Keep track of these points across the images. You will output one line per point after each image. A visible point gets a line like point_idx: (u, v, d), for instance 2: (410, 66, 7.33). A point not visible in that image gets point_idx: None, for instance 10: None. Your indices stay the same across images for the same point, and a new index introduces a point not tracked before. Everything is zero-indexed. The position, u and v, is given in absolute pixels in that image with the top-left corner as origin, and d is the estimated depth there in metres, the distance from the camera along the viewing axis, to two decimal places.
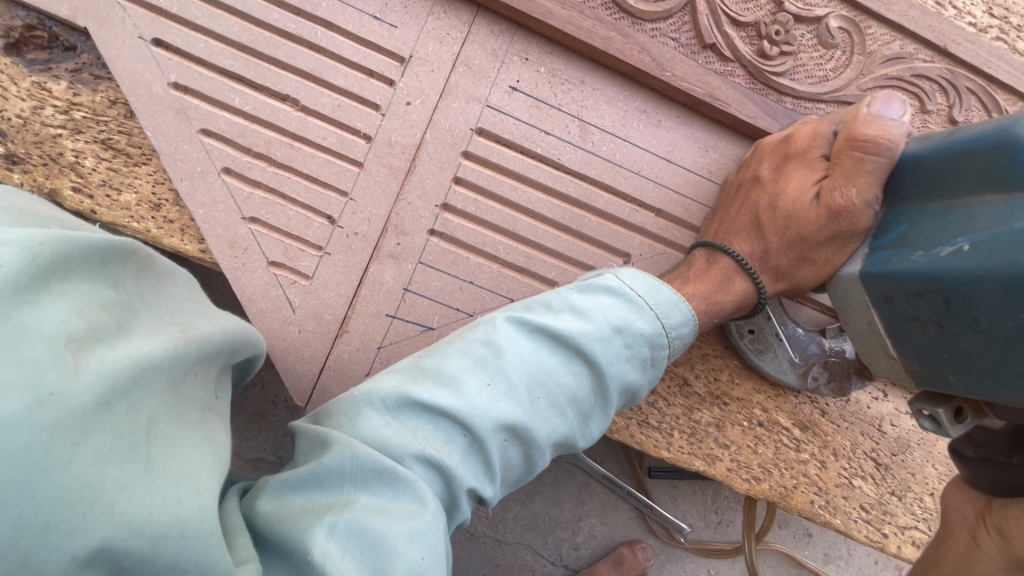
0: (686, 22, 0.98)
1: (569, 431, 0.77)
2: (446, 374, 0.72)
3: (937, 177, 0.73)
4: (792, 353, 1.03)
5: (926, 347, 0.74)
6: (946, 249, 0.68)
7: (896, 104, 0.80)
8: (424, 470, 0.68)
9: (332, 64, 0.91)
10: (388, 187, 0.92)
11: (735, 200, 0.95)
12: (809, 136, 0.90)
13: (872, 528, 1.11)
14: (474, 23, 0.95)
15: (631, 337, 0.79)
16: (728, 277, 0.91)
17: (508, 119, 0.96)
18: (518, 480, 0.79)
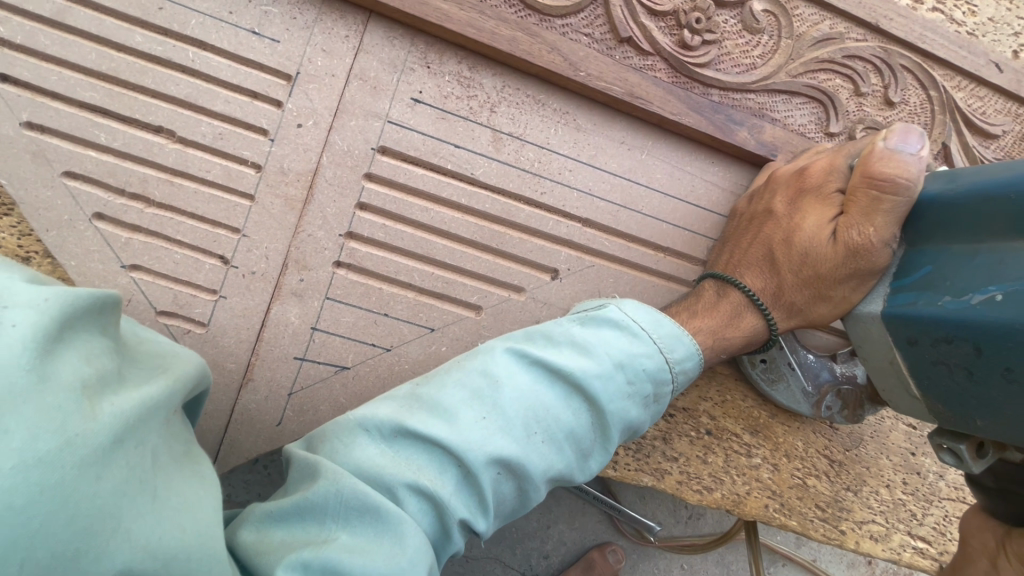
0: (599, 15, 0.91)
1: (567, 466, 0.70)
2: (445, 404, 0.65)
3: (967, 219, 0.68)
4: (805, 381, 1.02)
5: (954, 392, 0.69)
6: (977, 297, 0.64)
7: (914, 138, 0.76)
8: (414, 505, 0.62)
9: (210, 88, 0.83)
10: (285, 219, 0.85)
11: (748, 233, 0.90)
12: (824, 170, 0.84)
13: (829, 526, 1.08)
14: (366, 31, 0.87)
15: (633, 373, 0.73)
16: (737, 312, 0.85)
17: (412, 135, 0.88)
18: (513, 514, 0.72)
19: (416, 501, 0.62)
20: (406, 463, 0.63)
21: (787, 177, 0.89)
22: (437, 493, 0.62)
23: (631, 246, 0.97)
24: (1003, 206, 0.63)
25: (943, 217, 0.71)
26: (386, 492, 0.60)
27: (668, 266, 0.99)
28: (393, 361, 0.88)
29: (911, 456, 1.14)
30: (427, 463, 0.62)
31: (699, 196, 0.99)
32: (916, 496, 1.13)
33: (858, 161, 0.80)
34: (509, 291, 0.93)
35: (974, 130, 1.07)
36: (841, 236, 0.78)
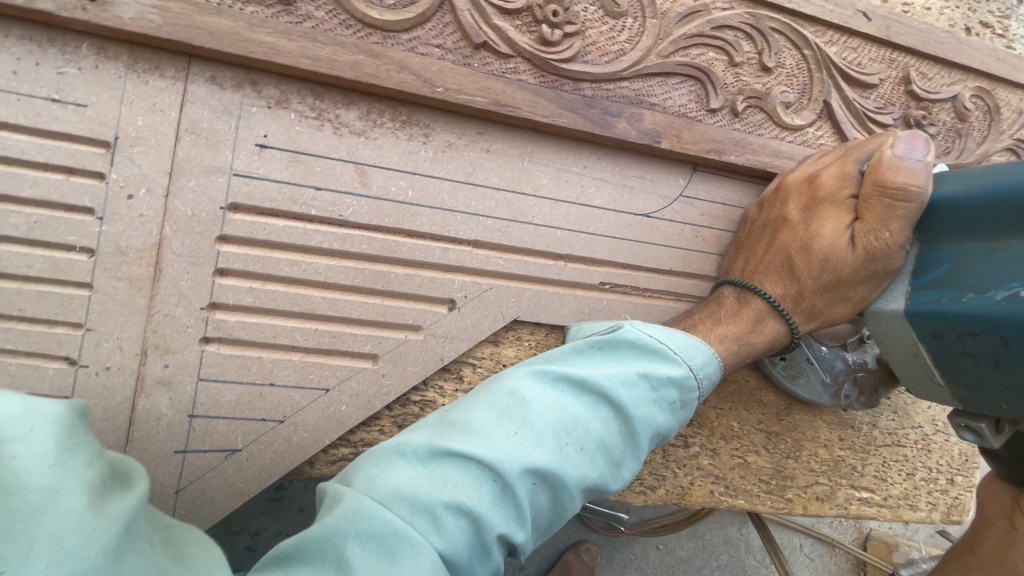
0: (447, 23, 0.84)
1: (600, 475, 0.66)
2: (477, 424, 0.62)
3: (978, 219, 0.72)
4: (822, 373, 1.06)
5: (981, 380, 0.73)
6: (1001, 292, 0.68)
7: (919, 144, 0.79)
8: (452, 523, 0.57)
9: (13, 172, 0.72)
10: (133, 302, 0.76)
11: (762, 240, 0.92)
12: (835, 177, 0.86)
13: (776, 497, 1.10)
14: (187, 77, 0.77)
15: (655, 381, 0.71)
16: (760, 318, 0.87)
17: (265, 184, 0.80)
18: (547, 532, 0.67)
19: (455, 520, 0.57)
20: (444, 481, 0.58)
21: (797, 184, 0.91)
22: (477, 509, 0.57)
23: (529, 260, 0.92)
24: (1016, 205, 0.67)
25: (956, 218, 0.75)
26: (424, 514, 0.56)
27: (572, 274, 0.95)
28: (290, 431, 0.81)
29: (844, 413, 1.15)
30: (467, 480, 0.58)
31: (591, 195, 0.95)
32: (854, 450, 1.15)
33: (867, 168, 0.83)
34: (406, 331, 0.87)
35: (853, 83, 1.06)
36: (860, 242, 0.81)
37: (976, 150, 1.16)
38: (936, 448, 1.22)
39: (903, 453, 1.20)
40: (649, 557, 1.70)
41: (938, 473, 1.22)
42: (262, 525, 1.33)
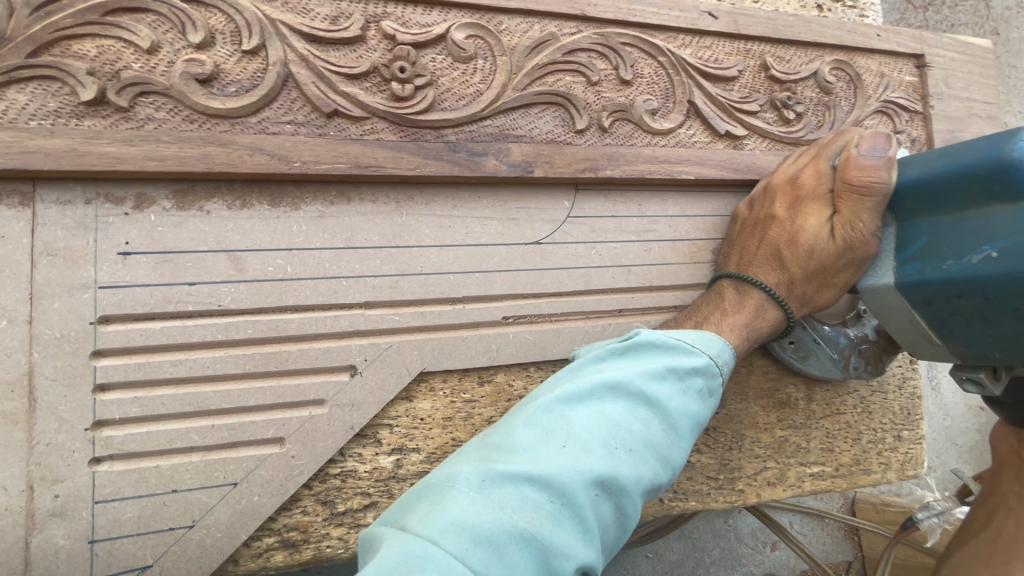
0: (295, 99, 0.86)
1: (654, 477, 0.68)
2: (523, 446, 0.63)
3: (946, 192, 0.79)
4: (830, 350, 1.11)
5: (977, 336, 0.79)
6: (976, 256, 0.75)
7: (881, 143, 0.87)
8: (516, 553, 0.56)
9: None
10: (10, 437, 0.73)
11: (753, 237, 0.98)
12: (813, 176, 0.94)
13: (727, 491, 1.10)
14: (34, 201, 0.76)
15: (684, 371, 0.75)
16: (761, 307, 0.92)
17: (135, 291, 0.79)
18: (614, 547, 0.67)
19: (520, 549, 0.56)
20: (502, 508, 0.57)
21: (776, 183, 0.99)
22: (540, 532, 0.57)
23: (425, 310, 0.92)
24: (976, 179, 0.74)
25: (922, 196, 0.82)
26: (488, 546, 0.55)
27: (473, 315, 0.95)
28: (203, 535, 0.79)
29: (782, 393, 1.16)
30: (525, 505, 0.58)
31: (478, 235, 0.96)
32: (796, 428, 1.16)
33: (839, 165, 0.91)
34: (310, 406, 0.86)
35: (713, 80, 1.11)
36: (839, 233, 0.88)
37: (847, 119, 1.21)
38: (876, 408, 1.24)
39: (846, 419, 1.21)
40: (641, 568, 1.67)
41: (884, 432, 1.24)
42: None
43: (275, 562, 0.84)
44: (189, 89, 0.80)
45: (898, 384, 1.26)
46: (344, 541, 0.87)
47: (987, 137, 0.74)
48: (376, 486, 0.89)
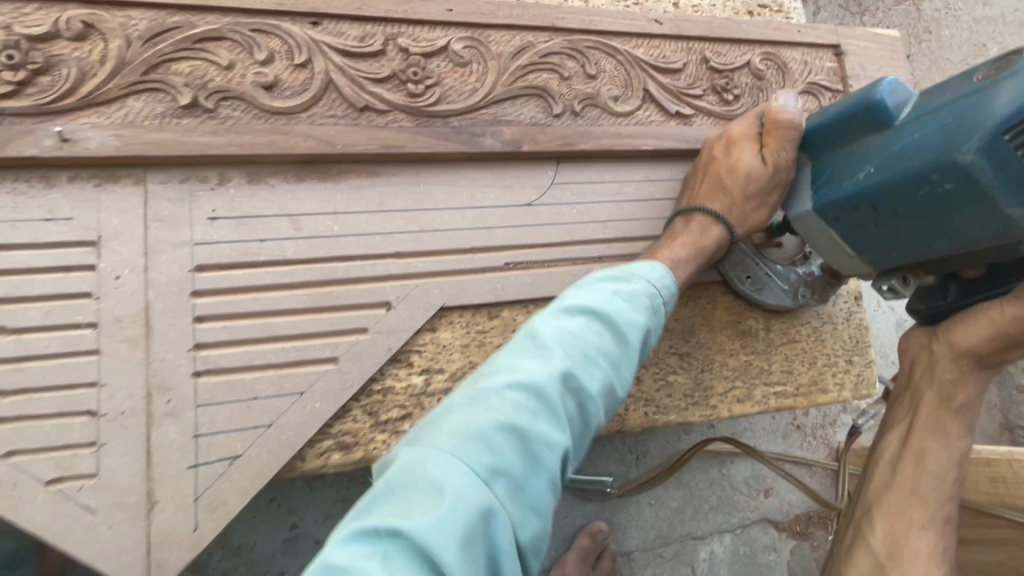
0: (335, 98, 1.12)
1: (611, 378, 0.84)
2: (502, 366, 0.81)
3: (840, 132, 1.04)
4: (781, 283, 1.35)
5: (874, 241, 1.02)
6: (861, 173, 0.98)
7: (790, 95, 1.13)
8: (501, 442, 0.71)
9: (24, 278, 0.94)
10: (134, 356, 0.96)
11: (700, 175, 1.22)
12: (743, 125, 1.19)
13: (702, 406, 1.30)
14: (145, 181, 1.01)
15: (630, 295, 0.94)
16: (707, 227, 1.15)
17: (221, 246, 1.03)
18: (589, 438, 0.82)
19: (502, 440, 0.71)
20: (487, 410, 0.74)
21: (720, 135, 1.23)
22: (519, 424, 0.72)
23: (443, 259, 1.16)
24: (857, 118, 0.99)
25: (827, 138, 1.07)
26: (478, 440, 0.70)
27: (480, 261, 1.18)
28: (278, 433, 1.01)
29: (744, 324, 1.37)
30: (504, 406, 0.74)
31: (481, 199, 1.20)
32: (758, 353, 1.37)
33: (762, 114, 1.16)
34: (356, 334, 1.08)
35: (663, 72, 1.37)
36: (764, 161, 1.12)
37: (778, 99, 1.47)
38: (828, 336, 1.45)
39: (801, 346, 1.42)
40: (645, 514, 1.84)
41: (837, 357, 1.44)
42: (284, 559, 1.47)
43: (333, 461, 1.06)
44: (258, 94, 1.06)
45: (846, 316, 1.48)
46: (387, 442, 1.08)
47: (861, 88, 1.00)
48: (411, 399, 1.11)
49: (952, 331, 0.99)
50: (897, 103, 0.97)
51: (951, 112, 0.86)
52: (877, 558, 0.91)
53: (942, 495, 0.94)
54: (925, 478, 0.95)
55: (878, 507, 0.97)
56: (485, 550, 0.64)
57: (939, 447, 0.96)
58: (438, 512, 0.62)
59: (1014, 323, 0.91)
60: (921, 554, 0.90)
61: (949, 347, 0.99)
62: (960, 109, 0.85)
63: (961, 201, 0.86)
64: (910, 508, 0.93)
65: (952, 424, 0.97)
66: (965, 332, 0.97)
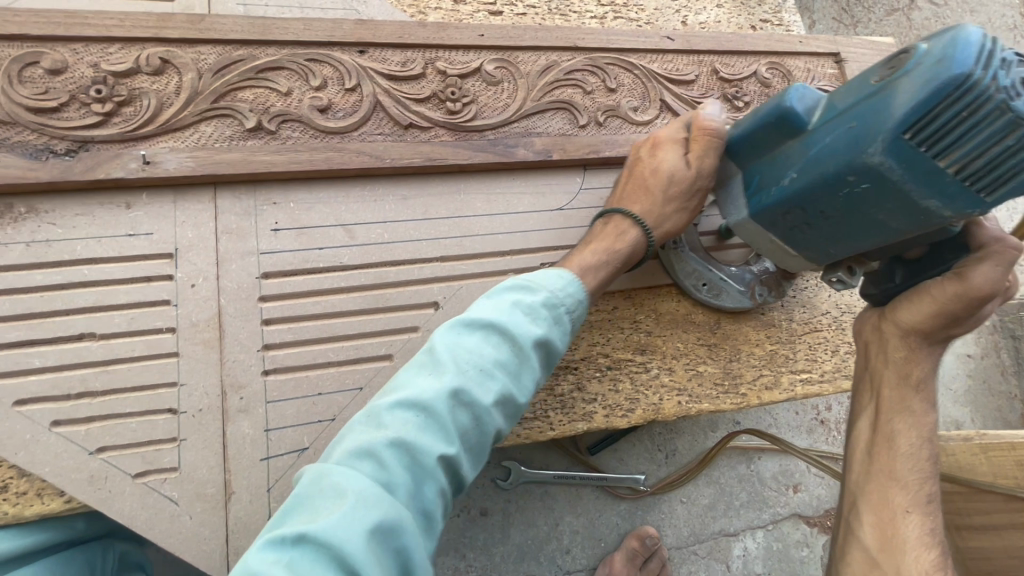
0: (382, 118, 1.22)
1: (508, 388, 0.86)
2: (400, 383, 0.85)
3: (758, 142, 1.02)
4: (737, 285, 1.36)
5: (814, 239, 1.02)
6: (786, 179, 0.97)
7: (718, 103, 1.13)
8: (391, 458, 0.76)
9: (111, 289, 1.02)
10: (209, 358, 1.04)
11: (625, 178, 1.19)
12: (672, 128, 1.17)
13: (733, 394, 1.36)
14: (216, 197, 1.11)
15: (529, 309, 0.92)
16: (624, 230, 1.12)
17: (283, 255, 1.12)
18: (487, 444, 0.86)
19: (390, 456, 0.76)
20: (379, 428, 0.79)
21: (647, 138, 1.21)
22: (405, 441, 0.77)
23: (484, 261, 1.24)
24: (772, 128, 0.98)
25: (745, 146, 1.05)
26: (365, 458, 0.76)
27: (518, 263, 1.26)
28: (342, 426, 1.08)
29: (765, 315, 1.44)
30: (393, 425, 0.79)
31: (516, 204, 1.28)
32: (782, 342, 1.43)
33: (690, 120, 1.14)
34: (408, 332, 1.16)
35: (676, 83, 1.47)
36: (690, 165, 1.10)
37: None
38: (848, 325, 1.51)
39: (823, 335, 1.47)
40: (677, 511, 1.87)
41: None
42: None
43: None
44: (314, 117, 1.17)
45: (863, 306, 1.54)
46: None
47: (774, 96, 0.98)
48: None
49: (896, 311, 1.02)
50: (807, 108, 0.94)
51: (856, 115, 0.85)
52: (868, 552, 0.95)
53: (920, 475, 0.96)
54: (900, 461, 0.97)
55: (861, 499, 0.99)
56: (391, 545, 0.72)
57: (907, 427, 0.99)
58: (339, 513, 0.70)
59: (953, 299, 0.94)
60: (911, 541, 0.92)
61: (897, 327, 1.03)
62: (861, 111, 0.85)
63: (880, 198, 0.86)
64: (891, 496, 0.96)
65: (913, 400, 1.00)
66: (908, 311, 1.00)
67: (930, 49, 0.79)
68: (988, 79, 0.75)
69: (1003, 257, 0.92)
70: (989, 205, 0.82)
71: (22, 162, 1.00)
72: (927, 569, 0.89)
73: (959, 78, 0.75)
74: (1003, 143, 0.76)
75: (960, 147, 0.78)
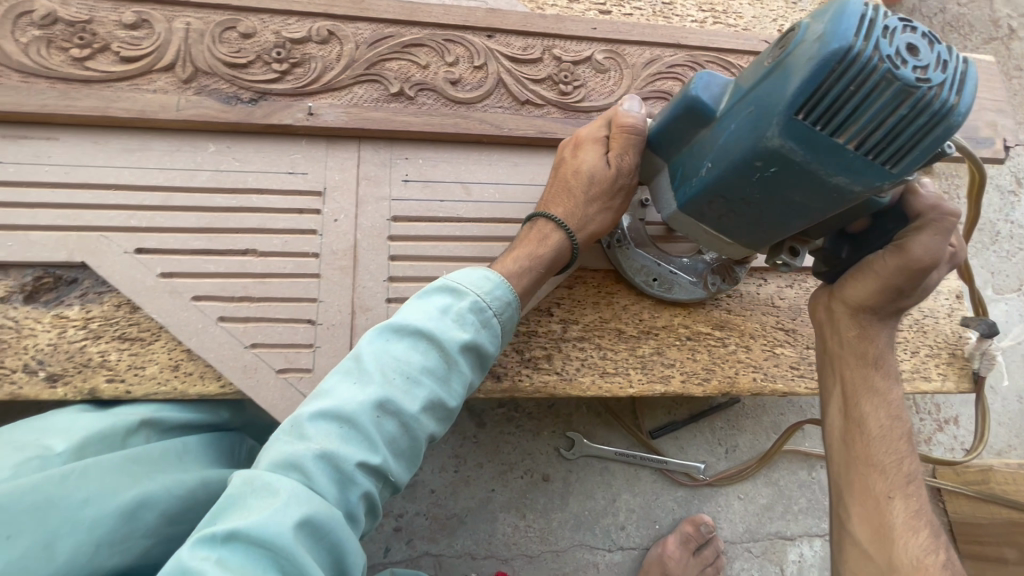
0: (503, 94, 1.38)
1: (433, 393, 0.96)
2: (326, 389, 0.94)
3: (678, 134, 1.01)
4: (689, 276, 1.36)
5: (742, 226, 0.99)
6: (703, 170, 0.95)
7: (635, 101, 1.15)
8: (318, 465, 0.86)
9: (271, 216, 1.21)
10: (345, 282, 1.20)
11: (552, 181, 1.22)
12: (594, 128, 1.20)
13: (808, 379, 1.39)
14: (360, 149, 1.28)
15: (457, 314, 1.00)
16: (547, 234, 1.16)
17: (411, 203, 1.28)
18: (415, 447, 0.96)
19: (318, 464, 0.86)
20: (306, 436, 0.88)
21: (572, 139, 1.25)
22: (330, 449, 0.87)
23: None
24: (686, 119, 0.97)
25: (669, 138, 1.04)
26: (294, 465, 0.85)
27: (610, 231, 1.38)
28: None
29: None
30: (319, 432, 0.88)
31: None
32: None
33: (611, 119, 1.18)
34: None
35: None
36: (611, 164, 1.14)
37: None
38: (929, 329, 1.51)
39: (903, 336, 1.49)
40: (734, 506, 1.88)
41: (940, 349, 1.50)
42: (403, 507, 1.70)
43: (486, 386, 1.25)
44: (446, 88, 1.34)
45: (946, 312, 1.54)
46: (531, 376, 1.26)
47: (684, 87, 0.97)
48: (552, 341, 1.30)
49: (846, 291, 1.09)
50: (714, 95, 0.94)
51: (754, 100, 0.85)
52: (861, 546, 0.99)
53: (894, 457, 1.03)
54: (873, 444, 1.03)
55: (845, 491, 1.04)
56: (319, 541, 0.82)
57: (874, 409, 1.06)
58: (271, 509, 0.79)
59: (894, 273, 1.02)
60: (899, 527, 0.97)
61: (846, 308, 1.10)
62: (755, 97, 0.85)
63: (789, 178, 0.86)
64: (872, 483, 1.01)
65: (875, 380, 1.08)
66: (857, 292, 1.07)
67: (815, 27, 0.79)
68: (869, 50, 0.75)
69: (939, 225, 0.99)
70: (897, 174, 0.82)
71: (217, 105, 1.22)
72: (917, 553, 0.94)
73: (840, 53, 0.75)
74: (896, 112, 0.77)
75: (855, 120, 0.78)
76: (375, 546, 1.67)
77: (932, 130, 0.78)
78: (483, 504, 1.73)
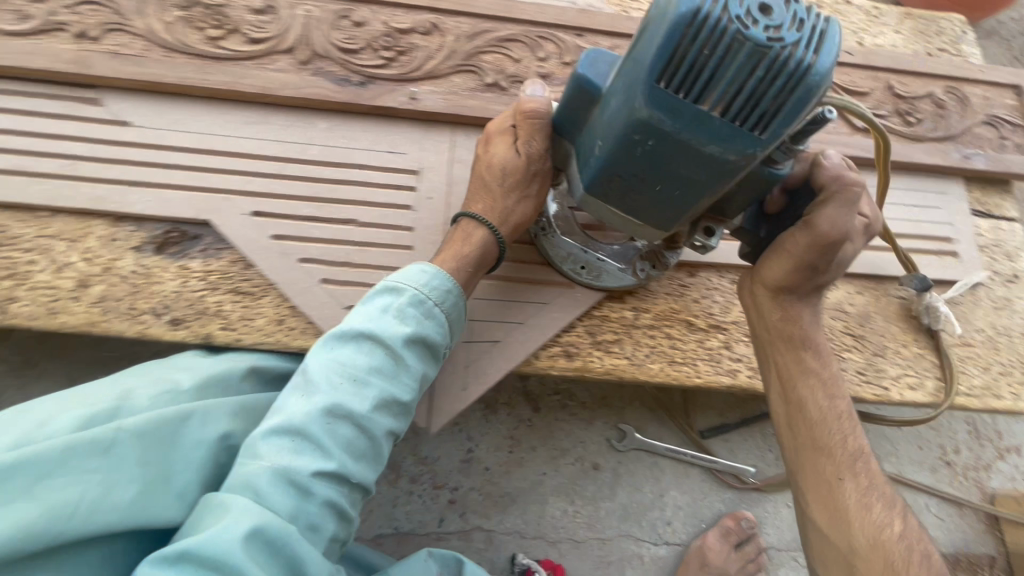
0: None
1: (383, 392, 1.05)
2: (279, 404, 1.04)
3: (575, 116, 1.00)
4: (618, 263, 1.34)
5: (647, 206, 0.97)
6: (597, 148, 0.93)
7: (538, 88, 1.16)
8: (270, 479, 0.96)
9: (372, 190, 1.30)
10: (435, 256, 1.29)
11: (473, 173, 1.25)
12: (504, 118, 1.22)
13: (874, 385, 1.39)
14: (454, 133, 1.37)
15: (404, 312, 1.09)
16: (468, 233, 1.20)
17: None
18: (377, 446, 1.06)
19: (274, 480, 0.96)
20: (254, 453, 0.99)
21: (484, 134, 1.28)
22: (281, 463, 0.97)
23: None
24: (579, 99, 0.96)
25: (569, 121, 1.03)
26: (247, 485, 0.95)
27: None
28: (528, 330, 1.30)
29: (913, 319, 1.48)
30: (267, 448, 0.99)
31: None
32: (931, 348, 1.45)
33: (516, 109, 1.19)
34: None
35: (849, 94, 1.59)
36: (520, 151, 1.16)
37: (959, 125, 1.60)
38: (1005, 347, 1.48)
39: (976, 351, 1.47)
40: (781, 514, 1.88)
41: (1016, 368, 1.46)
42: (459, 481, 1.77)
43: (559, 365, 1.30)
44: (537, 82, 1.42)
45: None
46: (603, 358, 1.31)
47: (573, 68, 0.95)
48: (625, 326, 1.35)
49: (762, 271, 1.13)
50: (601, 70, 0.92)
51: (624, 73, 0.83)
52: (822, 530, 1.06)
53: (840, 437, 1.10)
54: (817, 427, 1.11)
55: (800, 478, 1.11)
56: (279, 548, 0.92)
57: (813, 389, 1.13)
58: (216, 526, 0.89)
59: (803, 249, 1.05)
60: (851, 509, 1.05)
61: (766, 286, 1.14)
62: (624, 69, 0.83)
63: (674, 153, 0.84)
64: (822, 467, 1.09)
65: (805, 356, 1.15)
66: (772, 270, 1.11)
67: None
68: (718, 11, 0.74)
69: (844, 196, 1.01)
70: (766, 139, 0.80)
71: (330, 86, 1.32)
72: (874, 531, 1.03)
73: (689, 16, 0.75)
74: (754, 74, 0.76)
75: (716, 84, 0.77)
76: (429, 515, 1.75)
77: (796, 89, 0.77)
78: (534, 486, 1.78)
